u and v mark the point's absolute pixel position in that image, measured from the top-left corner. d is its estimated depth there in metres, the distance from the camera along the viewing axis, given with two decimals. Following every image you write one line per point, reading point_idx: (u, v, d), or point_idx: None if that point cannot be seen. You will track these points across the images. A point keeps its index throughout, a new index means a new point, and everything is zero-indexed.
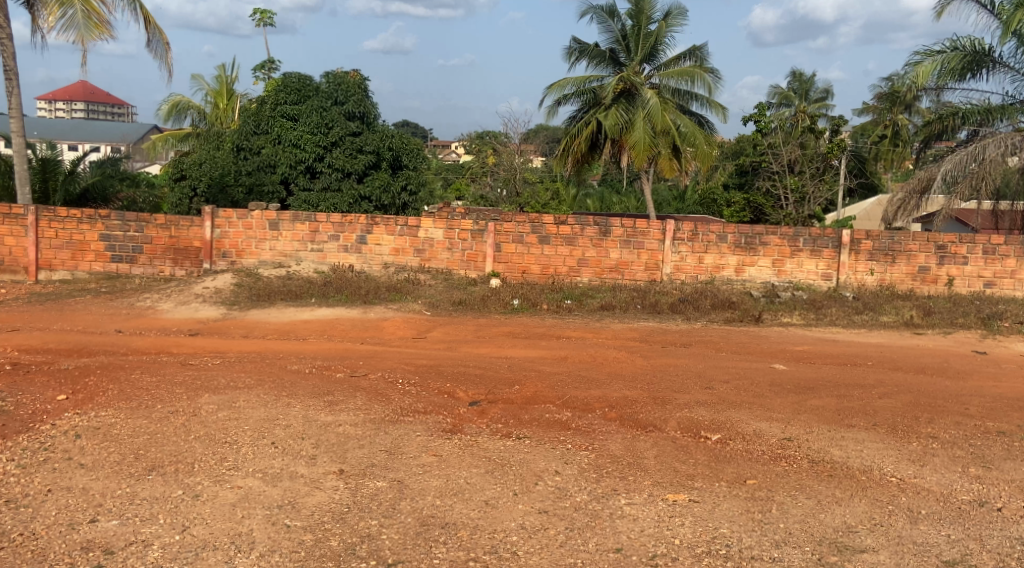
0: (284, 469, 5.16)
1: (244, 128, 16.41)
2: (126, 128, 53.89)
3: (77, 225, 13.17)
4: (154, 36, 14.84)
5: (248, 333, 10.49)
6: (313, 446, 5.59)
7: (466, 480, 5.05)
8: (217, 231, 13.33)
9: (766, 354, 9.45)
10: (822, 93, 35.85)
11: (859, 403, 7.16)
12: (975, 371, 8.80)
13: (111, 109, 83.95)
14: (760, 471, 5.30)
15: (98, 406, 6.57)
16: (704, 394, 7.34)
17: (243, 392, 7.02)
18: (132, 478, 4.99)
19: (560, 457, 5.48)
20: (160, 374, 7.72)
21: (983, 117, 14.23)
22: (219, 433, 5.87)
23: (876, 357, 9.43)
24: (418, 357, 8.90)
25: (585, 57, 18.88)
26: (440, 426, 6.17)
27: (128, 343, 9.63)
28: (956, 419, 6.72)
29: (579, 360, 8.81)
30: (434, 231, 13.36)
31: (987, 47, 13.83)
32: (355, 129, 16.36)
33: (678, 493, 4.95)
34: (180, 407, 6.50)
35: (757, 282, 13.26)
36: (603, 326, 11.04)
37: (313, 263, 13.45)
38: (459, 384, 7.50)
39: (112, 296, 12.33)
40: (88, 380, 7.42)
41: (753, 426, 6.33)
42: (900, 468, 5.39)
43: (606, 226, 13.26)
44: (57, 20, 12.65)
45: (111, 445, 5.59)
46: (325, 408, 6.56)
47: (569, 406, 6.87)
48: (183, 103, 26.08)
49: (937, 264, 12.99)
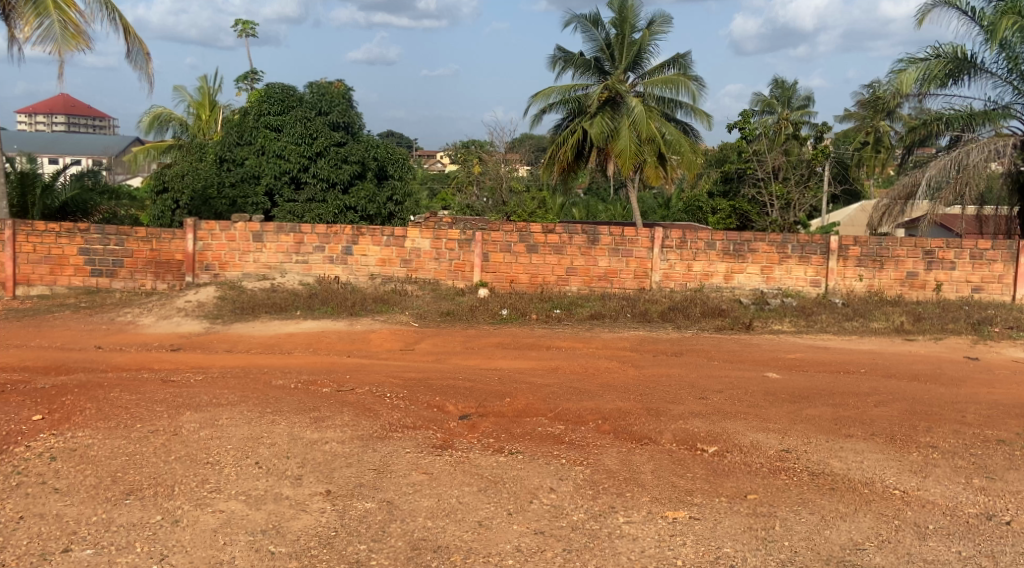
0: (268, 491, 4.98)
1: (226, 139, 16.34)
2: (107, 140, 53.32)
3: (55, 239, 12.91)
4: (134, 46, 14.62)
5: (232, 347, 10.28)
6: (298, 466, 5.40)
7: (458, 500, 4.89)
8: (199, 243, 13.12)
9: (758, 362, 9.33)
10: (805, 100, 35.95)
11: (855, 412, 7.04)
12: (969, 378, 8.70)
13: (91, 121, 83.29)
14: (760, 485, 5.16)
15: (76, 427, 6.35)
16: (698, 404, 7.19)
17: (225, 409, 6.81)
18: (109, 503, 4.79)
19: (555, 473, 5.32)
20: (140, 391, 7.50)
21: (966, 123, 14.22)
22: (200, 453, 5.67)
23: (869, 364, 9.33)
24: (405, 370, 8.73)
25: (570, 66, 18.78)
26: (429, 442, 6.01)
27: (108, 359, 9.41)
28: (955, 428, 6.61)
29: (571, 371, 8.67)
30: (421, 240, 13.21)
31: (970, 54, 13.84)
32: (340, 139, 16.20)
33: (678, 509, 4.80)
34: (160, 426, 6.30)
35: (746, 289, 13.14)
36: (594, 335, 10.91)
37: (298, 275, 13.25)
38: (448, 398, 7.33)
39: (92, 311, 12.09)
40: (66, 399, 7.20)
41: (750, 438, 6.19)
42: (902, 480, 5.26)
43: (594, 234, 13.15)
44: (34, 31, 12.43)
45: (87, 467, 5.40)
46: (311, 424, 6.37)
47: (561, 419, 6.73)
48: (163, 116, 25.81)
49: (925, 270, 12.95)
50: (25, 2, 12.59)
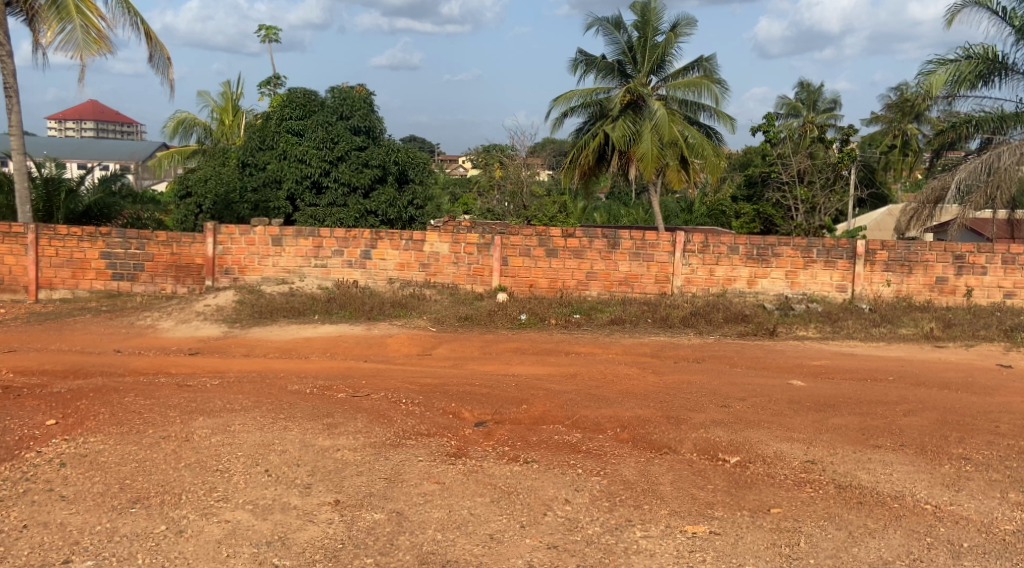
0: (276, 500, 4.86)
1: (250, 144, 16.37)
2: (133, 147, 53.75)
3: (77, 243, 12.94)
4: (156, 51, 14.65)
5: (249, 352, 10.22)
6: (308, 474, 5.28)
7: (470, 511, 4.74)
8: (219, 247, 13.10)
9: (783, 369, 9.10)
10: (831, 103, 35.42)
11: (883, 421, 6.81)
12: (1003, 387, 8.40)
13: (119, 127, 84.10)
14: (784, 499, 4.97)
15: (88, 432, 6.29)
16: (720, 413, 6.99)
17: (238, 415, 6.71)
18: (114, 512, 4.69)
19: (570, 484, 5.16)
20: (155, 396, 7.41)
21: (997, 125, 13.86)
22: (211, 460, 5.57)
23: (897, 372, 9.06)
24: (422, 375, 8.60)
25: (592, 69, 18.61)
26: (443, 450, 5.87)
27: (125, 363, 9.38)
28: (988, 439, 6.37)
29: (590, 377, 8.49)
30: (440, 245, 13.11)
31: (1001, 55, 13.54)
32: (361, 144, 16.08)
33: (697, 524, 4.62)
34: (172, 432, 6.22)
35: (770, 295, 12.91)
36: (613, 340, 10.74)
37: (316, 279, 13.19)
38: (465, 404, 7.18)
39: (113, 314, 12.10)
40: (80, 404, 7.13)
41: (773, 448, 5.99)
42: (934, 494, 5.05)
43: (615, 238, 12.97)
44: (56, 35, 12.47)
45: (96, 474, 5.31)
46: (324, 431, 6.26)
47: (578, 427, 6.57)
48: (188, 121, 25.94)
49: (955, 275, 12.63)
50: (48, 6, 12.63)
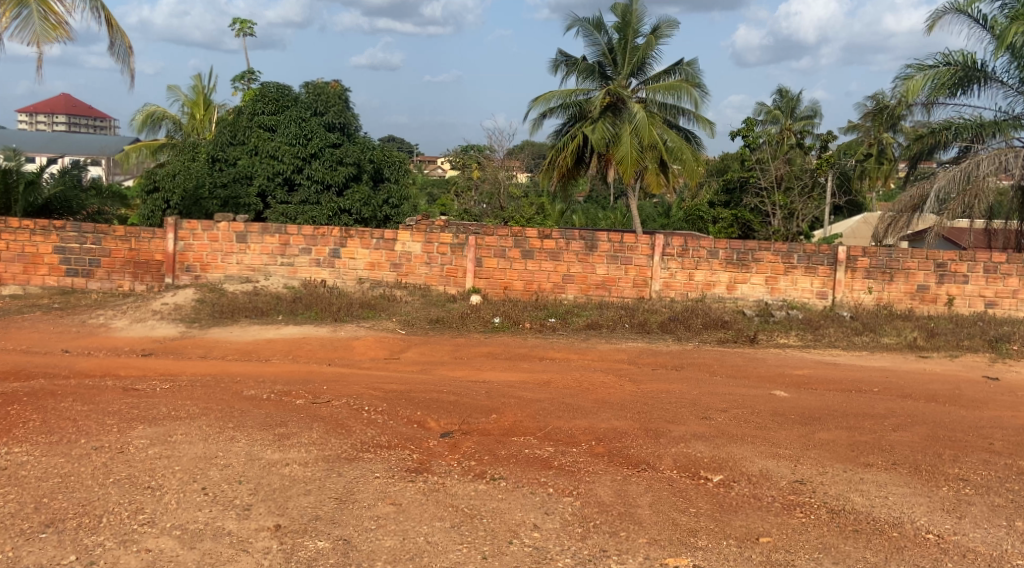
0: (209, 525, 4.35)
1: (219, 139, 15.54)
2: (104, 141, 52.47)
3: (29, 237, 12.32)
4: (118, 40, 14.01)
5: (206, 353, 9.66)
6: (249, 493, 4.77)
7: (427, 539, 4.26)
8: (180, 243, 12.51)
9: (764, 379, 8.68)
10: (810, 111, 35.26)
11: (872, 437, 6.41)
12: (991, 400, 8.04)
13: (92, 121, 82.60)
14: (773, 526, 4.54)
15: (13, 442, 5.73)
16: (701, 426, 6.55)
17: (182, 423, 6.19)
18: (21, 537, 4.16)
19: (539, 506, 4.70)
20: (94, 402, 6.84)
21: (976, 134, 13.53)
22: (143, 475, 5.03)
23: (881, 383, 8.69)
24: (386, 381, 8.09)
25: (572, 71, 18.15)
26: (403, 465, 5.37)
27: (71, 364, 8.80)
28: (984, 457, 5.98)
29: (564, 385, 8.02)
30: (412, 244, 12.60)
31: (980, 62, 13.23)
32: (335, 141, 15.65)
33: (679, 555, 4.18)
34: (106, 443, 5.67)
35: (749, 300, 12.50)
36: (589, 346, 10.28)
37: (282, 278, 12.62)
38: (430, 413, 6.70)
39: (64, 313, 11.45)
40: (11, 409, 6.55)
41: (758, 465, 5.56)
42: (935, 522, 4.64)
43: (591, 240, 12.53)
44: (10, 21, 11.02)
45: (12, 491, 4.76)
46: (274, 443, 5.73)
47: (551, 439, 6.11)
48: (157, 115, 25.20)
49: (937, 283, 12.32)
50: None
